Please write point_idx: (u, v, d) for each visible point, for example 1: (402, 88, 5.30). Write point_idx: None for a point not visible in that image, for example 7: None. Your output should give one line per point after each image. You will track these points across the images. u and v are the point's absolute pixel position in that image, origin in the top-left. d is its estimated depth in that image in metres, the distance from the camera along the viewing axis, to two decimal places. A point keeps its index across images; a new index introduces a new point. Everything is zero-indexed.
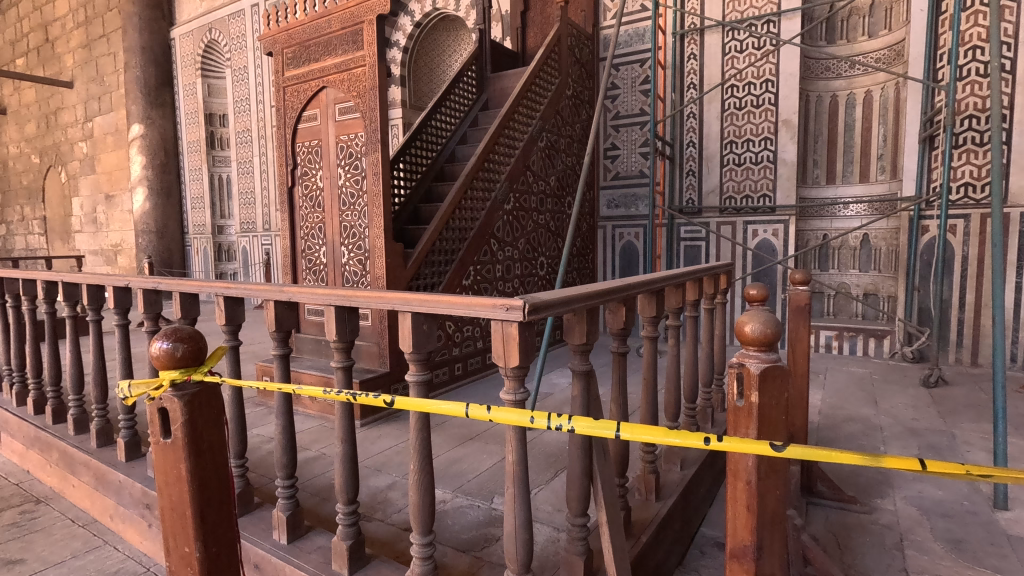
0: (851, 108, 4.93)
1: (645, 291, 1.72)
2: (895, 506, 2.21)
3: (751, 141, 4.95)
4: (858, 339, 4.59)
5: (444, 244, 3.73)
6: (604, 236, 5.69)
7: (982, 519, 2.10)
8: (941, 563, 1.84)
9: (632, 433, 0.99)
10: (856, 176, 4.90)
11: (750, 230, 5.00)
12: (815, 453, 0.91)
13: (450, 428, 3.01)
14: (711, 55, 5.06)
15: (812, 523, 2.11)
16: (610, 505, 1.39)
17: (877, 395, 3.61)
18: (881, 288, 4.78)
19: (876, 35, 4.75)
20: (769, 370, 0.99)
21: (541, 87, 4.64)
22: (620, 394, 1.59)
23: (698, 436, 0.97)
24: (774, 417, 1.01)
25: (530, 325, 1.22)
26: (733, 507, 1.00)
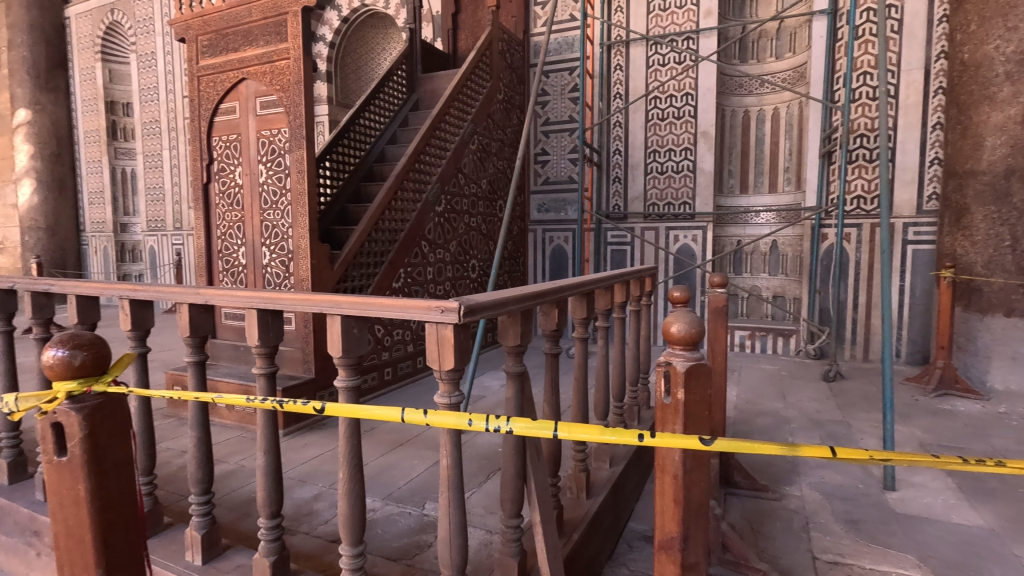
0: (761, 123, 5.29)
1: (576, 293, 1.75)
2: (802, 492, 2.39)
3: (673, 151, 5.19)
4: (767, 338, 4.93)
5: (373, 246, 3.65)
6: (535, 239, 5.78)
7: (875, 500, 2.31)
8: (842, 542, 2.01)
9: (568, 432, 1.00)
10: (766, 187, 5.28)
11: (672, 235, 5.24)
12: (737, 445, 0.96)
13: (380, 434, 2.93)
14: (636, 67, 5.27)
15: (730, 512, 2.24)
16: (545, 505, 1.40)
17: (786, 390, 3.89)
18: (788, 291, 5.15)
19: (782, 57, 5.14)
20: (694, 367, 1.04)
21: (473, 90, 4.64)
22: (553, 395, 1.62)
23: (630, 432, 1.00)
24: (699, 413, 1.06)
25: (464, 327, 1.21)
26: (661, 501, 1.05)
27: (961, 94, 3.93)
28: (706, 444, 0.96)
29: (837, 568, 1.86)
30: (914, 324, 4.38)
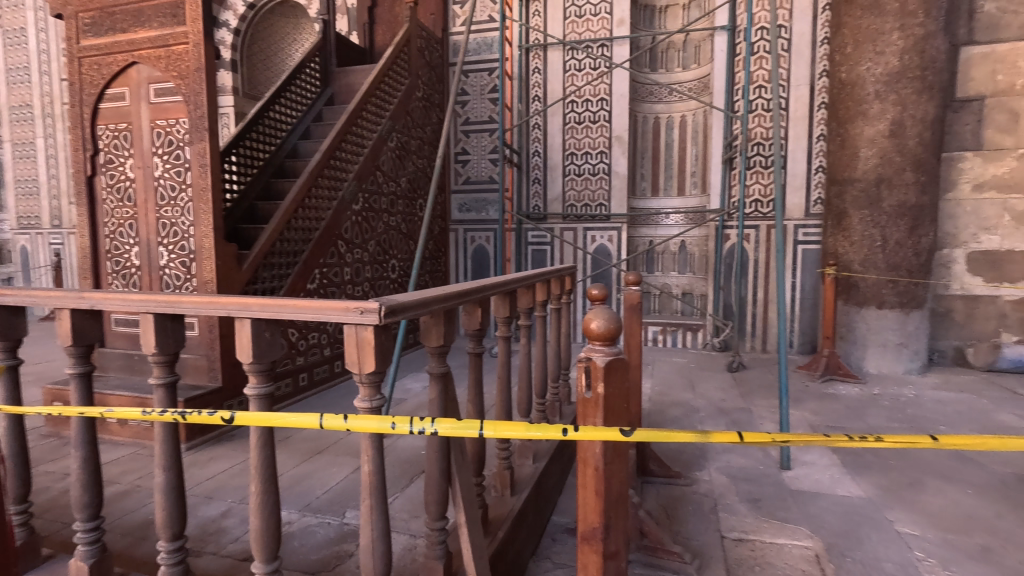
0: (670, 130, 5.59)
1: (499, 292, 1.76)
2: (710, 476, 2.55)
3: (589, 154, 5.37)
4: (678, 332, 5.22)
5: (285, 246, 3.47)
6: (456, 239, 5.76)
7: (773, 479, 2.52)
8: (746, 520, 2.17)
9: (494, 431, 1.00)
10: (674, 191, 5.59)
11: (590, 236, 5.41)
12: (653, 435, 1.01)
13: (296, 443, 2.79)
14: (553, 71, 5.39)
15: (647, 500, 2.34)
16: (470, 505, 1.40)
17: (695, 381, 4.15)
18: (695, 288, 5.48)
19: (689, 68, 5.46)
20: (613, 362, 1.08)
21: (391, 86, 4.54)
22: (477, 394, 1.61)
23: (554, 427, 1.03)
24: (618, 406, 1.10)
25: (385, 328, 1.17)
26: (583, 493, 1.09)
27: (840, 108, 4.33)
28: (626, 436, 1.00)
29: (742, 545, 2.00)
30: (804, 317, 4.82)
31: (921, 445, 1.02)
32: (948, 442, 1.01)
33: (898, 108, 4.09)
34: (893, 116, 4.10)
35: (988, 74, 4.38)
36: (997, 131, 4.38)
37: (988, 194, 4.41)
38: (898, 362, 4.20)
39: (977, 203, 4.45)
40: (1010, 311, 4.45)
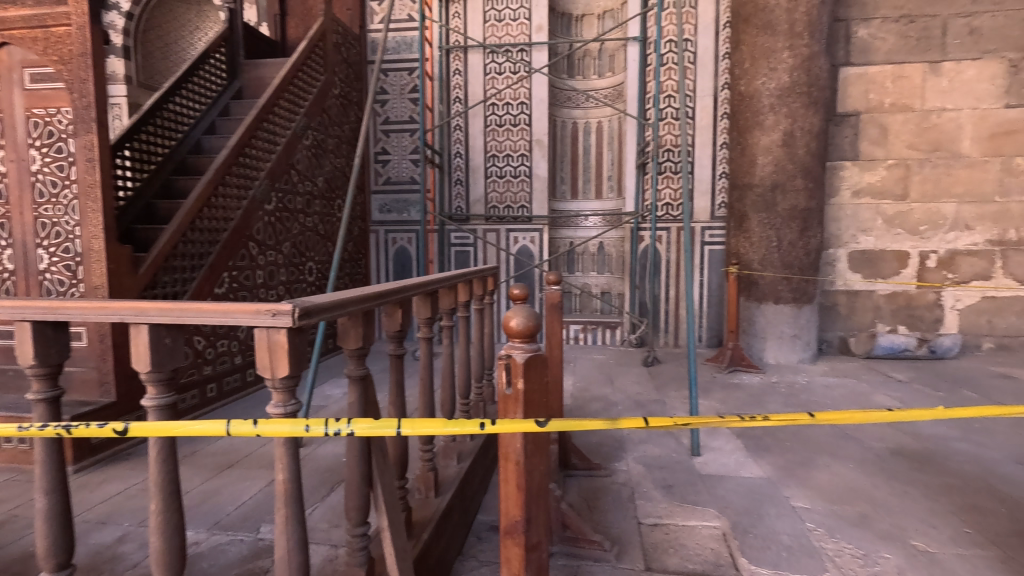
0: (587, 135, 5.79)
1: (420, 293, 1.75)
2: (628, 466, 2.67)
3: (510, 156, 5.44)
4: (598, 331, 5.41)
5: (189, 247, 3.24)
6: (377, 240, 5.63)
7: (685, 465, 2.68)
8: (661, 506, 2.29)
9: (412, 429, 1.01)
10: (592, 194, 5.79)
11: (512, 237, 5.48)
12: (569, 425, 1.06)
13: (203, 457, 2.62)
14: (474, 73, 5.41)
15: (569, 493, 2.41)
16: (393, 508, 1.38)
17: (613, 376, 4.32)
18: (613, 288, 5.71)
19: (604, 76, 5.67)
20: (532, 359, 1.11)
21: (305, 82, 4.37)
22: (398, 396, 1.59)
23: (473, 423, 1.04)
24: (538, 400, 1.13)
25: (300, 330, 1.13)
26: (505, 487, 1.12)
27: (740, 119, 4.68)
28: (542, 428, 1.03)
29: (658, 530, 2.11)
30: (711, 313, 5.16)
31: (801, 422, 1.16)
32: (824, 418, 1.15)
33: (789, 120, 4.48)
34: (785, 128, 4.48)
35: (863, 93, 4.90)
36: (870, 144, 4.91)
37: (864, 200, 4.95)
38: (793, 352, 4.60)
39: (856, 208, 4.98)
40: (883, 303, 5.01)
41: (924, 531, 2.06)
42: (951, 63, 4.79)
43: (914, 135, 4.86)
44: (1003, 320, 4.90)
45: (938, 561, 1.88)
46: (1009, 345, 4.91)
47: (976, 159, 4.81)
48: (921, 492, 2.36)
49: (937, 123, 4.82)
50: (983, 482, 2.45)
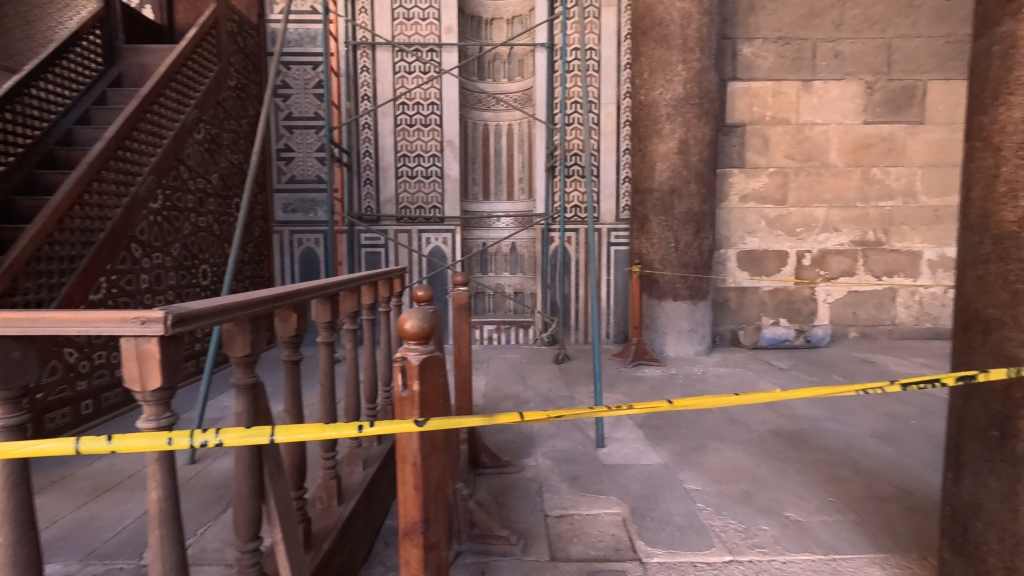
0: (498, 137, 5.87)
1: (319, 296, 1.70)
2: (537, 462, 2.74)
3: (421, 157, 5.39)
4: (511, 330, 5.50)
5: (57, 249, 2.92)
6: (280, 241, 5.37)
7: (590, 457, 2.79)
8: (566, 497, 2.38)
9: (284, 436, 0.99)
10: (504, 195, 5.88)
11: (424, 238, 5.43)
12: (444, 422, 1.07)
13: (76, 482, 2.37)
14: (382, 71, 5.30)
15: (478, 491, 2.44)
16: (286, 520, 1.32)
17: (525, 374, 4.41)
18: (525, 288, 5.83)
19: (514, 80, 5.78)
20: (428, 360, 1.12)
21: (196, 72, 4.07)
22: (295, 404, 1.53)
23: (352, 426, 1.04)
24: (434, 401, 1.15)
25: (174, 337, 1.05)
26: (403, 489, 1.12)
27: (641, 126, 4.95)
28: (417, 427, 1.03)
29: (563, 521, 2.19)
30: (617, 311, 5.41)
31: (661, 409, 1.26)
32: (681, 404, 1.26)
33: (684, 130, 4.79)
34: (680, 136, 4.79)
35: (748, 106, 5.34)
36: (754, 153, 5.37)
37: (750, 205, 5.41)
38: (690, 345, 4.94)
39: (743, 211, 5.43)
40: (767, 299, 5.50)
41: (796, 503, 2.29)
42: (820, 82, 5.35)
43: (790, 146, 5.37)
44: (865, 312, 5.55)
45: (805, 529, 2.10)
46: (870, 333, 5.57)
47: (841, 169, 5.41)
48: (795, 468, 2.63)
49: (810, 136, 5.37)
50: (844, 456, 2.76)
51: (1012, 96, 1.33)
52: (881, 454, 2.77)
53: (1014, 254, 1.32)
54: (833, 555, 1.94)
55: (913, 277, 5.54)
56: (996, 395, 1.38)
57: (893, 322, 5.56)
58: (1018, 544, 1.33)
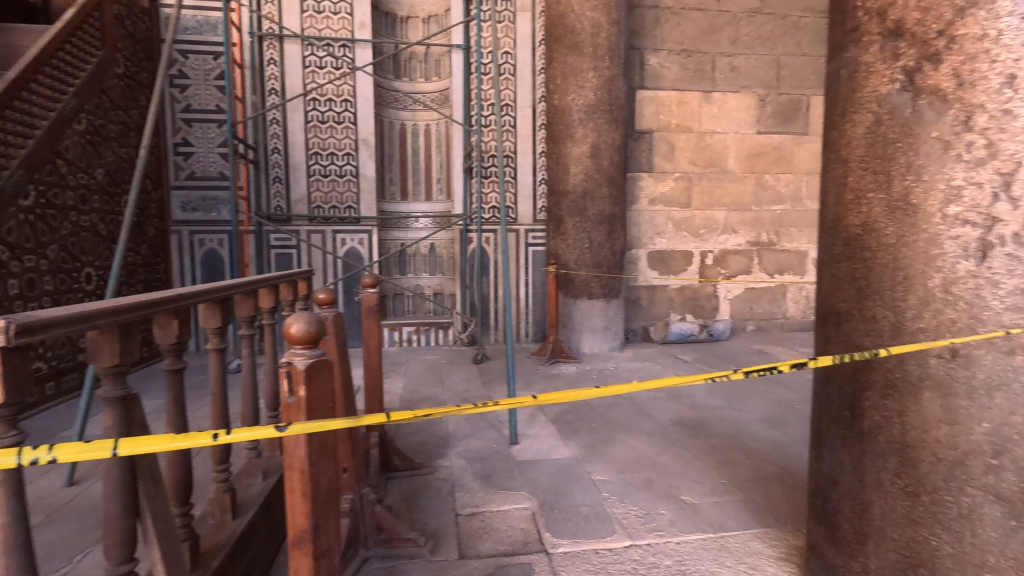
0: (416, 136, 5.81)
1: (208, 301, 1.60)
2: (450, 462, 2.75)
3: (334, 155, 5.22)
4: (430, 331, 5.46)
5: None
6: (179, 242, 5.01)
7: (504, 454, 2.84)
8: (477, 496, 2.40)
9: (129, 448, 0.95)
10: (422, 195, 5.83)
11: (339, 239, 5.27)
12: (308, 427, 1.03)
13: None
14: (291, 64, 5.08)
15: (389, 495, 2.41)
16: (168, 538, 1.25)
17: (443, 375, 4.40)
18: (445, 289, 5.81)
19: (431, 80, 5.75)
20: (315, 364, 1.11)
21: (77, 55, 3.70)
22: (178, 415, 1.44)
23: (207, 435, 0.99)
24: (322, 407, 1.13)
25: (21, 350, 0.96)
26: (291, 498, 1.10)
27: (555, 130, 5.09)
28: (280, 431, 1.00)
29: (474, 519, 2.22)
30: (536, 310, 5.52)
31: (525, 404, 1.32)
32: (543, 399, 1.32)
33: (596, 134, 4.97)
34: (592, 141, 4.97)
35: (654, 113, 5.63)
36: (661, 158, 5.66)
37: (658, 207, 5.71)
38: (604, 342, 5.14)
39: (651, 214, 5.71)
40: (675, 296, 5.81)
41: (692, 487, 2.46)
42: (719, 93, 5.73)
43: (693, 153, 5.72)
44: (761, 307, 6.02)
45: (699, 510, 2.26)
46: (765, 327, 6.05)
47: (738, 175, 5.83)
48: (693, 454, 2.81)
49: (711, 144, 5.75)
50: (737, 441, 2.99)
51: (856, 114, 1.50)
52: (768, 437, 3.02)
53: (859, 254, 1.49)
54: (722, 532, 2.10)
55: (801, 275, 6.08)
56: (847, 379, 1.55)
57: (785, 316, 6.07)
58: (866, 510, 1.51)
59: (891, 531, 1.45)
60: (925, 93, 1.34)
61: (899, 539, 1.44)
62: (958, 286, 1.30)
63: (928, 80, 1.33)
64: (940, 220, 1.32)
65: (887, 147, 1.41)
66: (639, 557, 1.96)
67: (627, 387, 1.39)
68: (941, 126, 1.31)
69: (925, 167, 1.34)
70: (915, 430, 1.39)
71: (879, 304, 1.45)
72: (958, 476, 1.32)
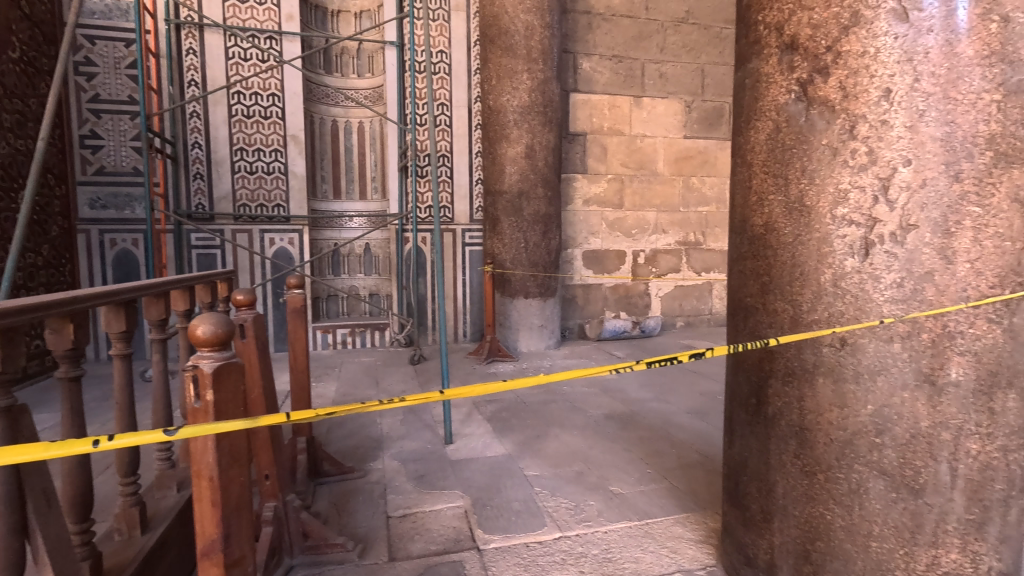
0: (349, 134, 5.67)
1: (114, 303, 1.51)
2: (383, 464, 2.71)
3: (261, 151, 5.01)
4: (366, 333, 5.35)
5: None
6: (87, 242, 4.65)
7: (438, 454, 2.83)
8: (410, 497, 2.38)
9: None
10: (356, 194, 5.70)
11: (267, 238, 5.06)
12: (199, 429, 1.00)
13: None
14: (212, 55, 4.84)
15: (317, 501, 2.35)
16: (62, 558, 1.17)
17: (378, 377, 4.32)
18: (381, 289, 5.72)
19: (363, 76, 5.64)
20: (222, 367, 1.09)
21: None
22: (75, 425, 1.35)
23: (88, 442, 0.94)
24: (232, 410, 1.11)
25: None
26: (200, 507, 1.08)
27: (490, 131, 5.11)
28: (170, 434, 0.97)
29: (405, 520, 2.20)
30: (474, 309, 5.53)
31: (432, 400, 1.36)
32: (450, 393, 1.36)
33: (530, 135, 5.03)
34: (527, 141, 5.03)
35: (587, 116, 5.77)
36: (595, 160, 5.81)
37: (592, 208, 5.85)
38: (541, 340, 5.21)
39: (586, 214, 5.85)
40: (609, 294, 5.98)
41: (620, 478, 2.55)
42: (648, 98, 5.95)
43: (624, 155, 5.91)
44: (689, 304, 6.30)
45: (626, 499, 2.35)
46: (693, 323, 6.34)
47: (667, 177, 6.08)
48: (622, 446, 2.91)
49: (641, 147, 5.95)
50: (664, 431, 3.12)
51: (758, 121, 1.60)
52: (692, 427, 3.18)
53: (762, 252, 1.60)
54: (646, 520, 2.19)
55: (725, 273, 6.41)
56: (753, 369, 1.66)
57: (711, 312, 6.39)
58: (770, 490, 1.62)
59: (793, 508, 1.57)
60: (816, 103, 1.45)
61: (799, 516, 1.55)
62: (846, 281, 1.43)
63: (819, 92, 1.45)
64: (831, 221, 1.44)
65: (785, 152, 1.52)
66: (567, 548, 2.01)
67: (532, 380, 1.46)
68: (830, 134, 1.43)
69: (816, 172, 1.46)
70: (812, 413, 1.50)
71: (779, 298, 1.56)
72: (848, 454, 1.45)
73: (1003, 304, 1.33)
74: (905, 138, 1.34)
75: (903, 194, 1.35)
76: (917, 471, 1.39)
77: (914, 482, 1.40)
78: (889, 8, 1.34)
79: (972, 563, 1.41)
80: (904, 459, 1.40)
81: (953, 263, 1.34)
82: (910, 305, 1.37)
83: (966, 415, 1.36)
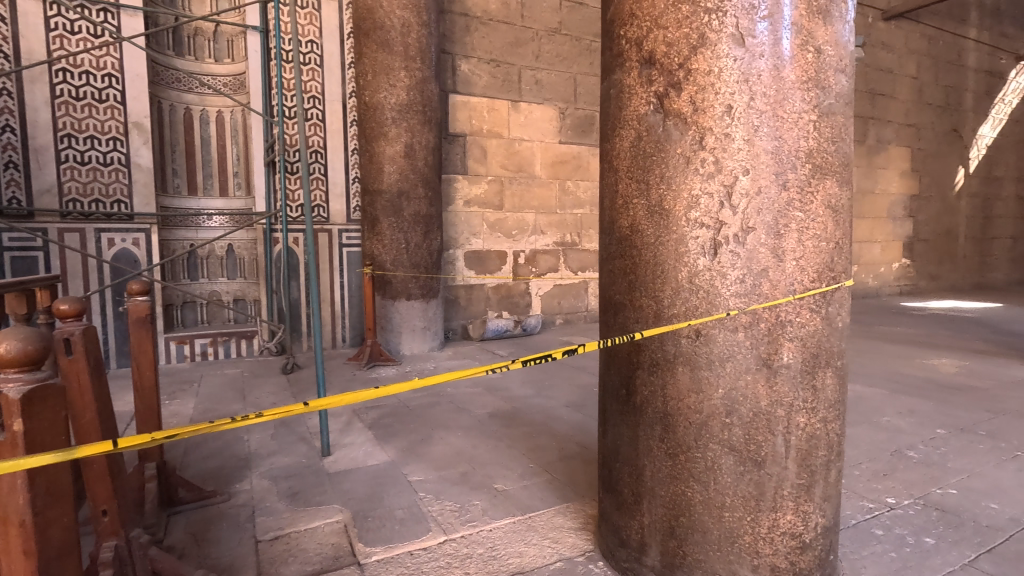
0: (205, 124, 5.17)
1: None
2: (250, 485, 2.49)
3: (95, 138, 4.36)
4: (230, 342, 4.89)
5: None
6: None
7: (314, 468, 2.66)
8: (282, 516, 2.22)
9: None
10: (216, 191, 5.22)
11: (104, 239, 4.43)
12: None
13: None
14: (27, 24, 4.12)
15: (171, 533, 2.10)
16: None
17: (246, 390, 3.97)
18: (247, 294, 5.31)
19: (221, 62, 5.18)
20: (36, 392, 0.94)
21: None
22: None
23: None
24: (49, 440, 0.97)
25: None
26: (8, 557, 0.92)
27: (367, 127, 4.93)
28: None
29: (277, 543, 2.04)
30: (353, 313, 5.31)
31: (295, 412, 1.30)
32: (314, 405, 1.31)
33: (409, 134, 4.93)
34: (406, 140, 4.92)
35: (467, 118, 5.79)
36: (474, 161, 5.86)
37: (473, 209, 5.89)
38: (424, 341, 5.14)
39: (467, 215, 5.87)
40: (491, 295, 6.06)
41: (503, 474, 2.59)
42: (525, 103, 6.11)
43: (504, 158, 6.03)
44: (567, 302, 6.58)
45: (510, 496, 2.39)
46: (572, 319, 6.63)
47: (544, 180, 6.30)
48: (506, 443, 2.96)
49: (519, 150, 6.12)
50: (545, 426, 3.22)
51: (622, 130, 1.71)
52: (571, 419, 3.32)
53: (628, 252, 1.71)
54: (529, 513, 2.24)
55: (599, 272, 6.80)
56: (623, 362, 1.76)
57: (587, 309, 6.73)
58: (640, 475, 1.73)
59: (659, 489, 1.69)
60: (672, 115, 1.58)
61: (664, 495, 1.68)
62: (699, 278, 1.57)
63: (673, 105, 1.57)
64: (686, 224, 1.58)
65: (646, 160, 1.64)
66: (453, 551, 1.99)
67: (407, 385, 1.45)
68: (683, 144, 1.57)
69: (673, 179, 1.59)
70: (673, 399, 1.63)
71: (644, 296, 1.67)
72: (704, 435, 1.60)
73: (819, 296, 1.57)
74: (745, 151, 1.51)
75: (743, 200, 1.52)
76: (759, 445, 1.57)
77: (757, 455, 1.58)
78: (729, 33, 1.50)
79: (803, 521, 1.63)
80: (749, 435, 1.57)
81: (783, 261, 1.54)
82: (751, 299, 1.54)
83: (795, 393, 1.58)
